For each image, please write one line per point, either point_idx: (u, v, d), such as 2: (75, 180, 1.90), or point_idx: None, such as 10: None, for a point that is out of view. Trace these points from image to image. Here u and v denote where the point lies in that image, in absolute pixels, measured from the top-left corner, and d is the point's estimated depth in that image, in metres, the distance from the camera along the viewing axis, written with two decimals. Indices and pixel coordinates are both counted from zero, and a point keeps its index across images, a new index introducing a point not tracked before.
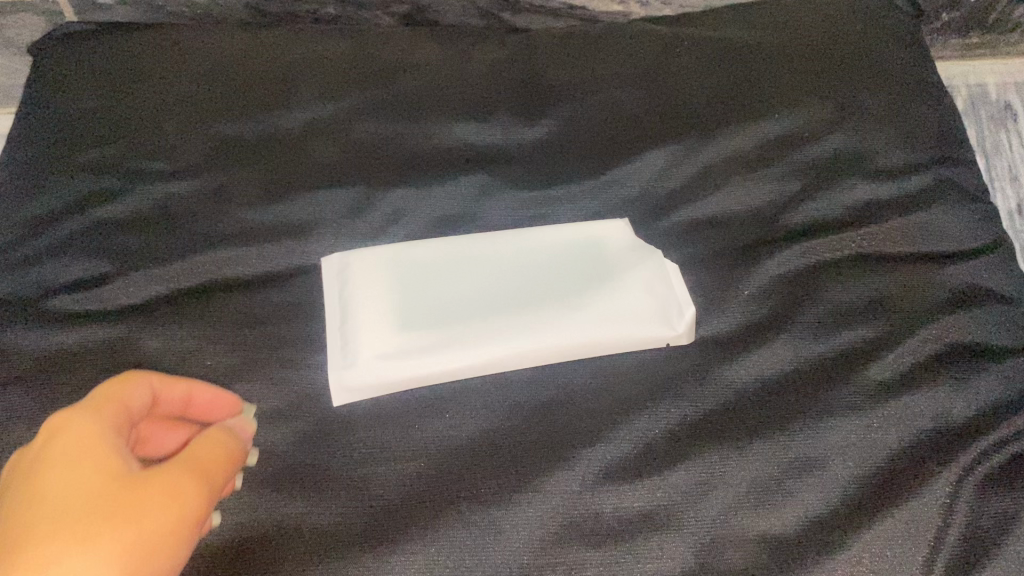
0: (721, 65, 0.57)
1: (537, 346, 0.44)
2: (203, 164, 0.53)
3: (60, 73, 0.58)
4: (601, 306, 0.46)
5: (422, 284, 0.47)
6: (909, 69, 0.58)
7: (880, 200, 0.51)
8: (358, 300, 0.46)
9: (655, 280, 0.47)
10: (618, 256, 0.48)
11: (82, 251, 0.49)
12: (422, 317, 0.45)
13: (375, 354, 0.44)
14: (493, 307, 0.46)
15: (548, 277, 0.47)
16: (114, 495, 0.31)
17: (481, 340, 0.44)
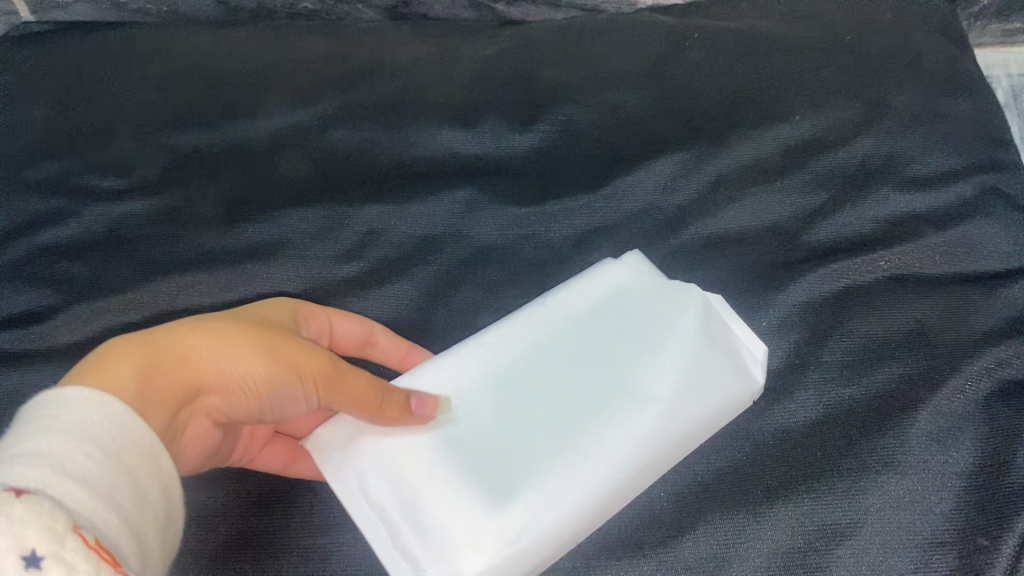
0: (736, 60, 0.51)
1: (623, 464, 0.35)
2: (163, 179, 0.48)
3: (11, 78, 0.54)
4: (671, 372, 0.38)
5: (471, 441, 0.36)
6: (948, 59, 0.52)
7: (915, 212, 0.45)
8: (385, 487, 0.35)
9: (713, 323, 0.39)
10: (668, 302, 0.40)
11: (22, 280, 0.44)
12: (489, 478, 0.34)
13: (457, 552, 0.33)
14: (564, 436, 0.36)
15: (598, 348, 0.39)
16: (265, 333, 0.36)
17: (570, 486, 0.34)
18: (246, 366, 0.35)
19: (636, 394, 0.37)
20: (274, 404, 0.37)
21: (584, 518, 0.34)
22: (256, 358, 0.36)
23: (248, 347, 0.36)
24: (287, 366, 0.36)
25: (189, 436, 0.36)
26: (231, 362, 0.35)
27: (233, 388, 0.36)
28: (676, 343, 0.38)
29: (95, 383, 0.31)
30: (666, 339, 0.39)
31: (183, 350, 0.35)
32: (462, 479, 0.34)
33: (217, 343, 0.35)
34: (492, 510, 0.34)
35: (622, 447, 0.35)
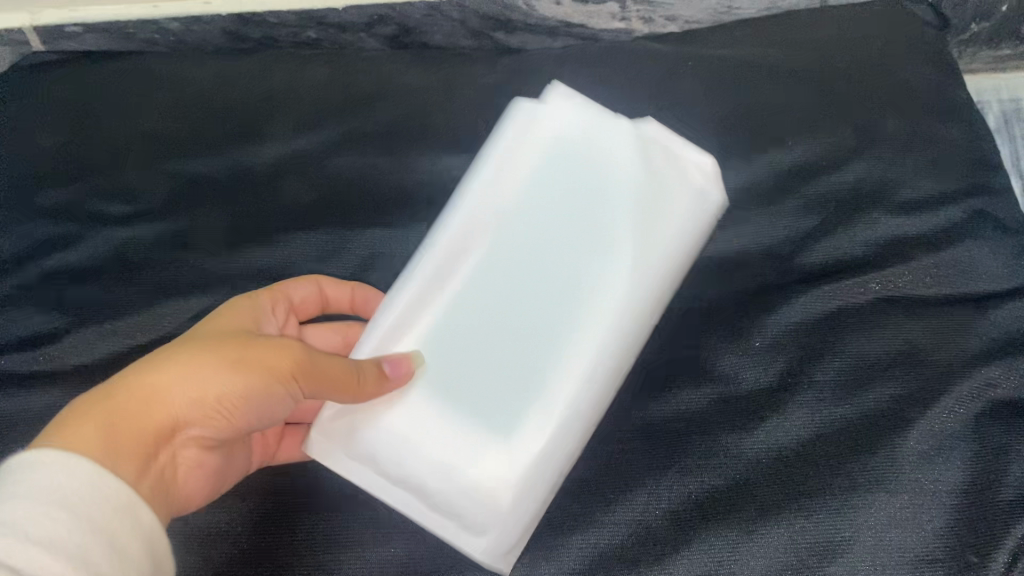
0: (730, 87, 0.52)
1: (602, 345, 0.40)
2: (169, 204, 0.49)
3: (24, 107, 0.55)
4: (618, 253, 0.42)
5: (461, 376, 0.40)
6: (936, 87, 0.53)
7: (906, 236, 0.46)
8: (400, 450, 0.39)
9: (646, 143, 0.44)
10: (595, 139, 0.44)
11: (31, 304, 0.45)
12: (494, 405, 0.39)
13: (492, 486, 0.38)
14: (544, 342, 0.40)
15: (542, 244, 0.42)
16: (226, 350, 0.36)
17: (563, 377, 0.40)
18: (212, 384, 0.35)
19: (586, 284, 0.41)
20: (255, 412, 0.37)
21: (584, 411, 0.39)
22: (218, 372, 0.35)
23: (209, 365, 0.35)
24: (253, 371, 0.36)
25: (180, 469, 0.37)
26: (196, 385, 0.35)
27: (205, 412, 0.36)
28: (611, 206, 0.43)
29: (64, 445, 0.32)
30: (602, 179, 0.43)
31: (149, 390, 0.34)
32: (464, 420, 0.39)
33: (173, 367, 0.35)
34: (502, 442, 0.39)
35: (596, 330, 0.41)
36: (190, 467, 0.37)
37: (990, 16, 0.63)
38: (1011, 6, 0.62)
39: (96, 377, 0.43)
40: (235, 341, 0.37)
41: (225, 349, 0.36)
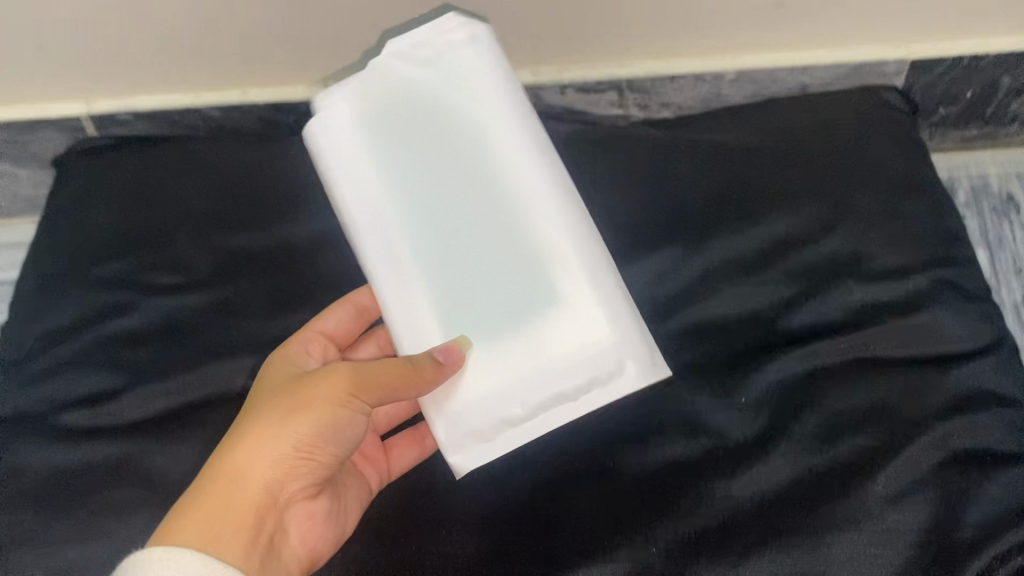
0: (719, 167, 0.58)
1: (541, 193, 0.43)
2: (215, 275, 0.55)
3: (83, 186, 0.61)
4: (484, 126, 0.43)
5: (493, 306, 0.42)
6: (907, 165, 0.59)
7: (878, 302, 0.51)
8: (518, 400, 0.42)
9: (412, 49, 0.44)
10: (376, 97, 0.44)
11: (91, 364, 0.51)
12: (529, 293, 0.42)
13: (593, 353, 0.42)
14: (510, 234, 0.42)
15: (439, 171, 0.43)
16: (282, 405, 0.41)
17: (548, 217, 0.42)
18: (283, 432, 0.41)
19: (500, 186, 0.43)
20: (332, 446, 0.42)
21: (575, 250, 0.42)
22: (284, 421, 0.41)
23: (273, 421, 0.41)
24: (310, 409, 0.41)
25: (294, 527, 0.43)
26: (271, 439, 0.41)
27: (289, 460, 0.41)
28: (451, 101, 0.43)
29: (178, 537, 0.38)
30: (430, 97, 0.43)
31: (237, 466, 0.40)
32: (523, 342, 0.42)
33: (249, 432, 0.41)
34: (559, 318, 0.42)
35: (526, 188, 0.43)
36: (303, 522, 0.43)
37: (958, 100, 0.70)
38: (975, 94, 0.69)
39: (151, 430, 0.49)
40: (283, 395, 0.42)
41: (276, 406, 0.41)
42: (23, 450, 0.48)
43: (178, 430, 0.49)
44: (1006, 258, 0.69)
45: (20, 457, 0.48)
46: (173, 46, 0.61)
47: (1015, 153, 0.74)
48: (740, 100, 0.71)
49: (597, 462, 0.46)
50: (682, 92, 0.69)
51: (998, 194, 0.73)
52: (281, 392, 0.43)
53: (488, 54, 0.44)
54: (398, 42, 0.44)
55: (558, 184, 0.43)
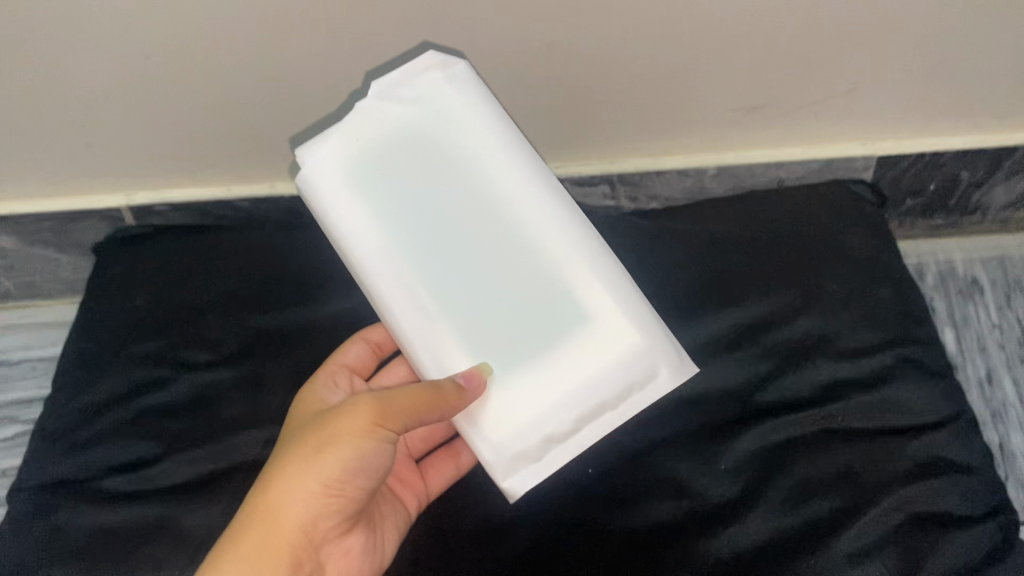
0: (701, 256, 0.65)
1: (541, 207, 0.47)
2: (243, 352, 0.61)
3: (121, 270, 0.67)
4: (463, 146, 0.47)
5: (520, 323, 0.45)
6: (873, 252, 0.65)
7: (845, 378, 0.57)
8: (555, 407, 0.45)
9: (395, 91, 0.48)
10: (365, 140, 0.47)
11: (131, 434, 0.56)
12: (550, 304, 0.45)
13: (614, 348, 0.45)
14: (524, 248, 0.46)
15: (451, 202, 0.47)
16: (308, 444, 0.44)
17: (544, 221, 0.47)
18: (309, 469, 0.44)
19: (506, 209, 0.47)
20: (361, 479, 0.45)
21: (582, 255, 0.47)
22: (309, 457, 0.44)
23: (301, 460, 0.44)
24: (335, 444, 0.44)
25: (331, 562, 0.46)
26: (298, 477, 0.44)
27: (318, 496, 0.44)
28: (432, 131, 0.47)
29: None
30: (411, 131, 0.47)
31: (270, 505, 0.44)
32: (552, 354, 0.45)
33: (279, 472, 0.44)
34: (583, 326, 0.45)
35: (528, 204, 0.47)
36: (339, 557, 0.46)
37: (922, 193, 0.77)
38: (937, 187, 0.76)
39: (184, 493, 0.54)
40: (310, 433, 0.45)
41: (303, 444, 0.44)
42: (66, 511, 0.53)
43: (208, 493, 0.54)
44: (971, 336, 0.75)
45: (64, 517, 0.53)
46: (213, 144, 0.68)
47: (978, 241, 0.81)
48: (722, 192, 0.77)
49: (596, 515, 0.51)
50: (669, 186, 0.76)
51: (964, 277, 0.79)
52: (307, 430, 0.46)
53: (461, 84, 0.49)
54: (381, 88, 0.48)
55: (543, 188, 0.48)
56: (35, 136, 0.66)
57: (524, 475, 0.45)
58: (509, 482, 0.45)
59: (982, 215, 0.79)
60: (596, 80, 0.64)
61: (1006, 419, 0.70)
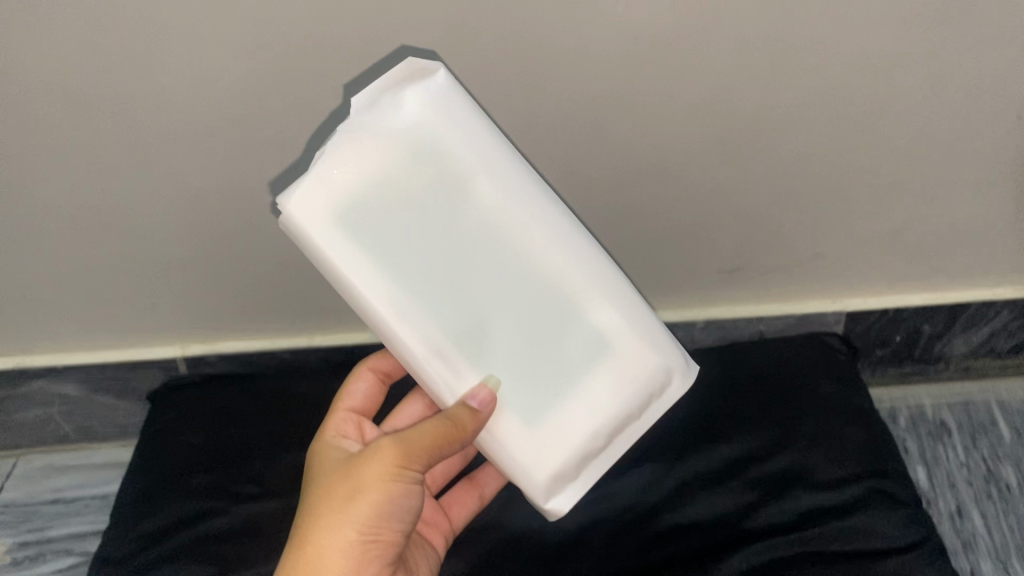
0: (692, 401, 0.74)
1: (546, 224, 0.47)
2: (286, 485, 0.69)
3: (176, 412, 0.75)
4: (466, 167, 0.45)
5: (546, 354, 0.47)
6: (844, 395, 0.73)
7: (821, 506, 0.64)
8: (586, 425, 0.48)
9: (373, 108, 0.44)
10: (354, 173, 0.44)
11: (187, 558, 0.64)
12: (571, 331, 0.47)
13: (634, 361, 0.49)
14: (537, 272, 0.47)
15: (460, 232, 0.45)
16: (340, 491, 0.49)
17: (557, 237, 0.47)
18: (343, 521, 0.48)
19: (514, 236, 0.46)
20: (394, 520, 0.49)
21: (593, 273, 0.48)
22: (342, 508, 0.48)
23: (338, 507, 0.48)
24: (366, 488, 0.48)
25: None
26: (334, 530, 0.48)
27: (357, 547, 0.48)
28: (427, 150, 0.45)
29: None
30: (403, 153, 0.44)
31: (314, 553, 0.47)
32: (579, 381, 0.48)
33: (313, 525, 0.48)
34: (604, 348, 0.48)
35: (532, 221, 0.46)
36: None
37: (889, 344, 0.87)
38: (903, 338, 0.87)
39: None
40: (341, 481, 0.49)
41: (337, 492, 0.49)
42: None
43: None
44: (943, 473, 0.83)
45: None
46: (275, 300, 0.79)
47: (943, 387, 0.91)
48: (710, 343, 0.88)
49: None
50: None
51: (933, 420, 0.88)
52: (333, 479, 0.50)
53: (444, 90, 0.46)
54: (360, 104, 0.44)
55: (550, 199, 0.47)
56: (113, 292, 0.76)
57: (565, 493, 0.49)
58: (553, 502, 0.48)
59: (945, 363, 0.89)
60: (602, 236, 0.77)
61: (976, 548, 0.77)
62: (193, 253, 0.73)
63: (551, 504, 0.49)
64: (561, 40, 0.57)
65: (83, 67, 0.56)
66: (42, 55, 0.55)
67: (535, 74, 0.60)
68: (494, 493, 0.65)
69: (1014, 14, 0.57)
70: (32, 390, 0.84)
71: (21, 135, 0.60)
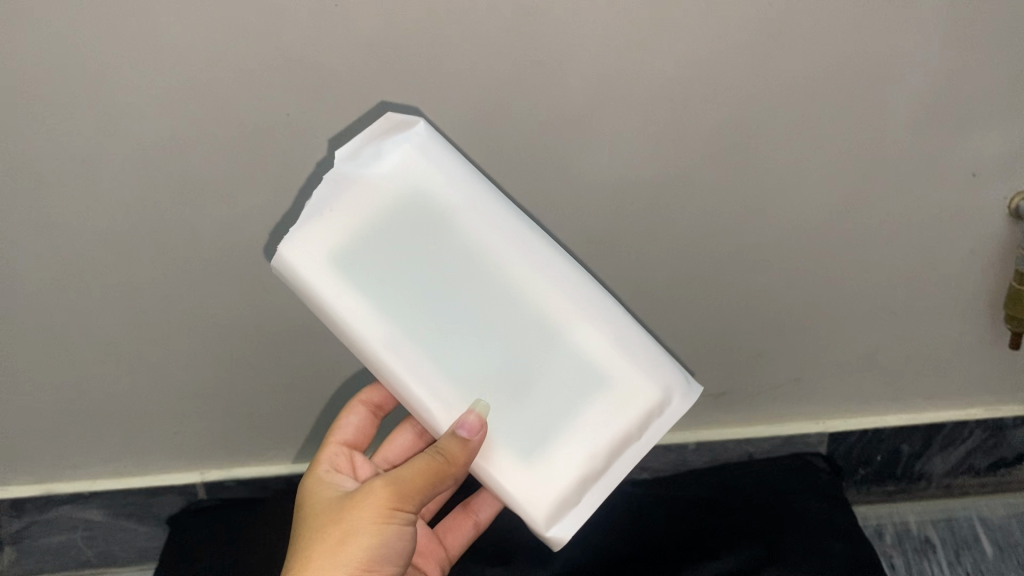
0: (684, 520, 0.78)
1: (530, 257, 0.52)
2: None
3: (196, 537, 0.80)
4: (451, 210, 0.51)
5: (538, 383, 0.52)
6: (827, 512, 0.78)
7: None
8: (581, 450, 0.52)
9: (364, 158, 0.51)
10: (345, 223, 0.50)
11: None
12: (560, 358, 0.52)
13: (622, 382, 0.52)
14: (525, 302, 0.51)
15: (449, 270, 0.51)
16: (334, 529, 0.50)
17: (538, 267, 0.52)
18: (339, 559, 0.49)
19: (500, 270, 0.51)
20: (387, 561, 0.51)
21: (579, 301, 0.52)
22: (335, 550, 0.49)
23: (332, 544, 0.49)
24: (362, 526, 0.50)
25: None
26: (327, 566, 0.49)
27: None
28: (409, 197, 0.51)
29: None
30: (387, 201, 0.51)
31: None
32: (572, 407, 0.52)
33: (305, 565, 0.49)
34: (593, 372, 0.52)
35: (517, 254, 0.52)
36: None
37: (872, 463, 0.94)
38: (884, 458, 0.93)
39: None
40: (334, 522, 0.51)
41: (332, 530, 0.50)
42: None
43: None
44: None
45: None
46: (301, 425, 0.86)
47: (925, 503, 0.97)
48: (702, 465, 0.94)
49: None
50: (658, 459, 0.93)
51: (917, 536, 0.95)
52: (325, 521, 0.52)
53: (423, 142, 0.53)
54: (346, 159, 0.51)
55: (528, 231, 0.53)
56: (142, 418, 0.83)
57: (566, 520, 0.52)
58: (554, 528, 0.51)
59: (926, 480, 0.95)
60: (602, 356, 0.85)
61: None
62: (230, 378, 0.80)
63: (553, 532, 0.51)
64: (565, 188, 0.67)
65: (153, 216, 0.65)
66: (114, 206, 0.64)
67: (542, 207, 0.70)
68: (487, 520, 0.70)
69: (942, 158, 0.68)
70: (57, 516, 0.90)
71: (87, 275, 0.69)
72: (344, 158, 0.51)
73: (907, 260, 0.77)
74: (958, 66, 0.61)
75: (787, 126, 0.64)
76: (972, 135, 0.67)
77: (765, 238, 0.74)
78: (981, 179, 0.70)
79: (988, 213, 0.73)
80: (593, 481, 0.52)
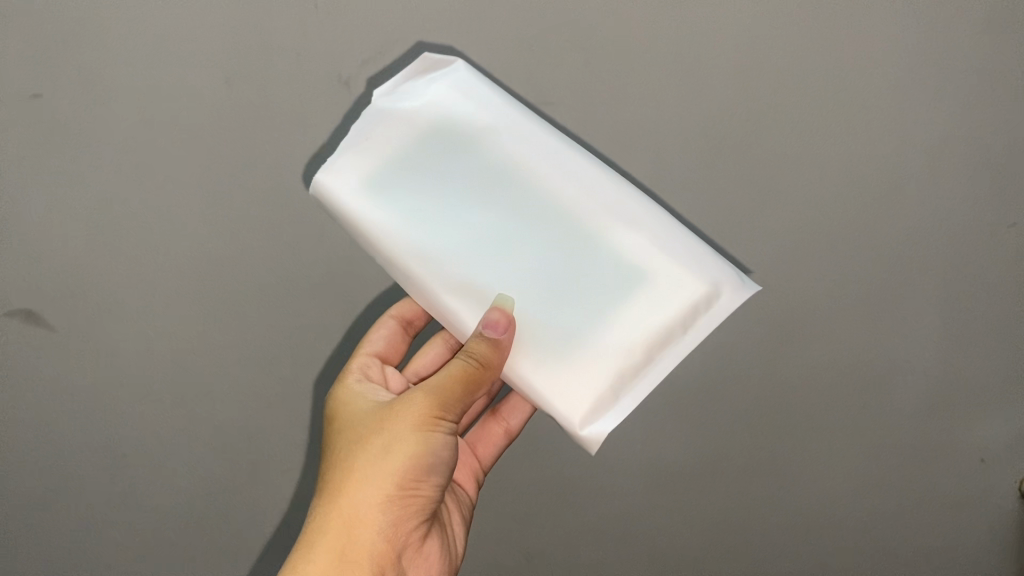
0: None
1: (558, 167, 0.59)
2: None
3: None
4: (480, 127, 0.61)
5: (572, 282, 0.58)
6: None
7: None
8: (621, 345, 0.57)
9: (403, 92, 0.61)
10: (382, 144, 0.60)
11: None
12: (594, 258, 0.58)
13: (663, 277, 0.57)
14: (554, 206, 0.59)
15: (482, 180, 0.60)
16: (380, 440, 0.60)
17: (565, 172, 0.59)
18: (386, 469, 0.58)
19: (530, 182, 0.59)
20: (431, 473, 0.60)
21: (611, 203, 0.59)
22: (382, 457, 0.59)
23: (380, 453, 0.59)
24: (406, 440, 0.59)
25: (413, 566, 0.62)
26: (375, 474, 0.58)
27: (398, 498, 0.59)
28: (441, 118, 0.61)
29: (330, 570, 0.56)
30: (421, 124, 0.60)
31: (360, 501, 0.58)
32: (608, 304, 0.57)
33: (357, 468, 0.59)
34: (632, 268, 0.58)
35: (543, 162, 0.60)
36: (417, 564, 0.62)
37: None
38: None
39: None
40: (379, 432, 0.60)
41: (379, 441, 0.60)
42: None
43: None
44: None
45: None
46: None
47: None
48: None
49: None
50: None
51: None
52: (370, 430, 0.61)
53: (457, 77, 0.62)
54: (385, 96, 0.61)
55: (551, 138, 0.61)
56: None
57: (604, 419, 0.56)
58: (592, 428, 0.56)
59: None
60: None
61: None
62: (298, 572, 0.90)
63: (591, 431, 0.56)
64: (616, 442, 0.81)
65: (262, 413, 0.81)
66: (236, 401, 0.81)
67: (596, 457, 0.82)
68: (518, 426, 0.77)
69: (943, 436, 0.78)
70: None
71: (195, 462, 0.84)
72: (383, 95, 0.61)
73: (930, 539, 0.83)
74: (947, 347, 0.75)
75: (796, 368, 0.77)
76: (978, 416, 0.77)
77: (782, 472, 0.82)
78: (990, 465, 0.78)
79: (1007, 505, 0.80)
80: (636, 378, 0.57)
